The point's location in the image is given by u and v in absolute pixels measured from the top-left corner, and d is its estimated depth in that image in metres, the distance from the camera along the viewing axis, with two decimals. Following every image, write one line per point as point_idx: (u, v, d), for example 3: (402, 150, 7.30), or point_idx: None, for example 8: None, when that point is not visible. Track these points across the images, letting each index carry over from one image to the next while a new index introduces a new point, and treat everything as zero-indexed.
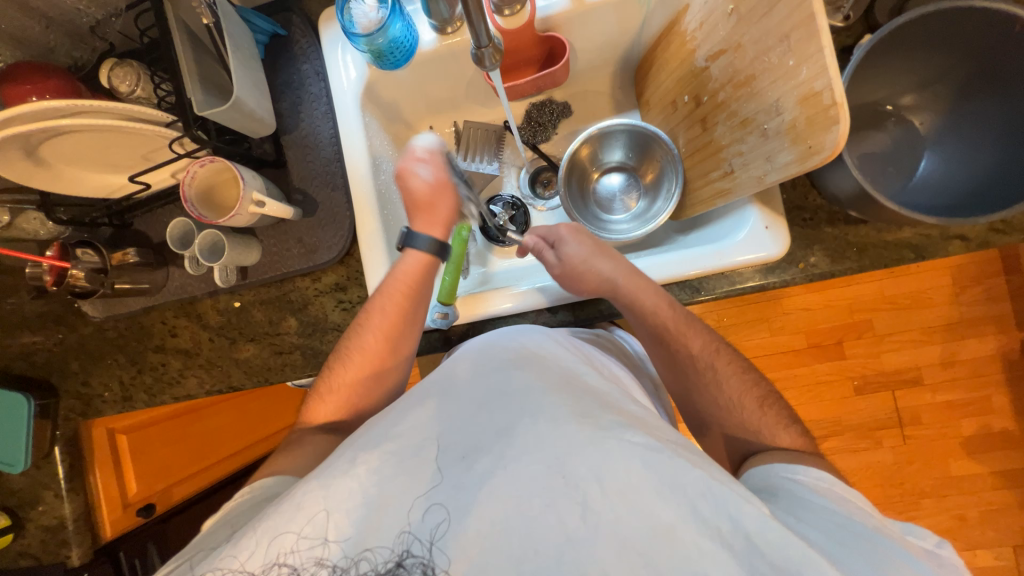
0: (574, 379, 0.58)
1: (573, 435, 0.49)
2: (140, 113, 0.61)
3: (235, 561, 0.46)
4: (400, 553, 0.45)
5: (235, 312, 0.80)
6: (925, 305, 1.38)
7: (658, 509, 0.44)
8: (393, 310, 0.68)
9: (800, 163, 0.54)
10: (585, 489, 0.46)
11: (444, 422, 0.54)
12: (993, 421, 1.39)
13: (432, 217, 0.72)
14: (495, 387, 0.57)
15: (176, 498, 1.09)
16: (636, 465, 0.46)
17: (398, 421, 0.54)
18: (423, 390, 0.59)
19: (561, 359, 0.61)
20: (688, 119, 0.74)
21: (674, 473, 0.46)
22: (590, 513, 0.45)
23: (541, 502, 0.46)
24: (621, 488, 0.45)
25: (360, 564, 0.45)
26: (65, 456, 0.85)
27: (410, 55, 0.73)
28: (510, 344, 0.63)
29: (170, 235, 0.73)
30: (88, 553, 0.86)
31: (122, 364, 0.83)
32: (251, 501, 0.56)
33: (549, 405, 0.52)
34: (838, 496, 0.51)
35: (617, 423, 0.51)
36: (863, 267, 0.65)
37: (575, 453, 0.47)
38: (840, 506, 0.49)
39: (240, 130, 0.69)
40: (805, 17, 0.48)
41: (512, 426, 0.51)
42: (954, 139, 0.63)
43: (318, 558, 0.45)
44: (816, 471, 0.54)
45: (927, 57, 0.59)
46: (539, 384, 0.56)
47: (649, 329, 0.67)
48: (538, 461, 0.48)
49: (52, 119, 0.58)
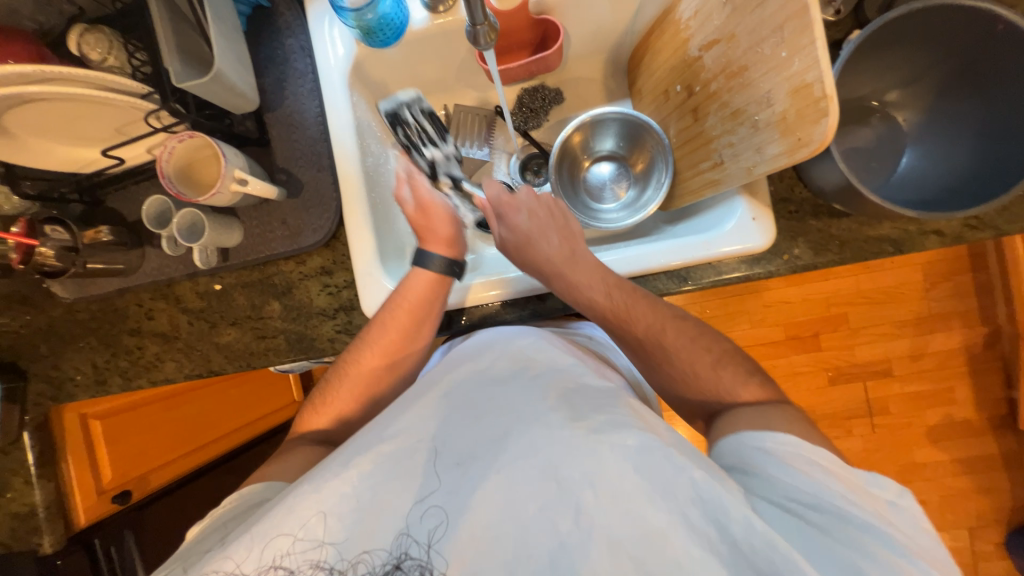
0: (570, 379, 0.59)
1: (565, 438, 0.51)
2: (113, 83, 0.58)
3: (231, 563, 0.47)
4: (399, 555, 0.48)
5: (216, 295, 0.77)
6: (897, 299, 1.43)
7: (650, 513, 0.46)
8: (397, 331, 0.69)
9: (789, 155, 0.55)
10: (578, 494, 0.48)
11: (440, 425, 0.56)
12: (955, 411, 1.45)
13: (442, 236, 0.74)
14: (490, 394, 0.59)
15: (153, 484, 1.03)
16: (628, 471, 0.48)
17: (394, 424, 0.56)
18: (415, 395, 0.61)
19: (553, 356, 0.63)
20: (680, 109, 0.74)
21: (665, 479, 0.48)
22: (582, 517, 0.47)
23: (535, 507, 0.49)
24: (613, 492, 0.48)
25: (359, 566, 0.48)
26: (34, 442, 0.82)
27: (401, 33, 0.71)
28: (505, 348, 0.64)
29: (146, 213, 0.70)
30: (60, 540, 0.84)
31: (95, 347, 0.81)
32: (247, 499, 0.58)
33: (544, 410, 0.54)
34: (806, 465, 0.51)
35: (609, 424, 0.52)
36: (844, 260, 0.67)
37: (570, 458, 0.50)
38: (805, 476, 0.50)
39: (219, 104, 0.65)
40: (799, 8, 0.48)
41: (507, 433, 0.54)
42: (935, 136, 0.64)
43: (316, 561, 0.48)
44: (784, 436, 0.54)
45: (913, 55, 0.61)
46: (533, 387, 0.58)
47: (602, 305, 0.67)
48: (533, 466, 0.50)
49: (17, 86, 0.55)
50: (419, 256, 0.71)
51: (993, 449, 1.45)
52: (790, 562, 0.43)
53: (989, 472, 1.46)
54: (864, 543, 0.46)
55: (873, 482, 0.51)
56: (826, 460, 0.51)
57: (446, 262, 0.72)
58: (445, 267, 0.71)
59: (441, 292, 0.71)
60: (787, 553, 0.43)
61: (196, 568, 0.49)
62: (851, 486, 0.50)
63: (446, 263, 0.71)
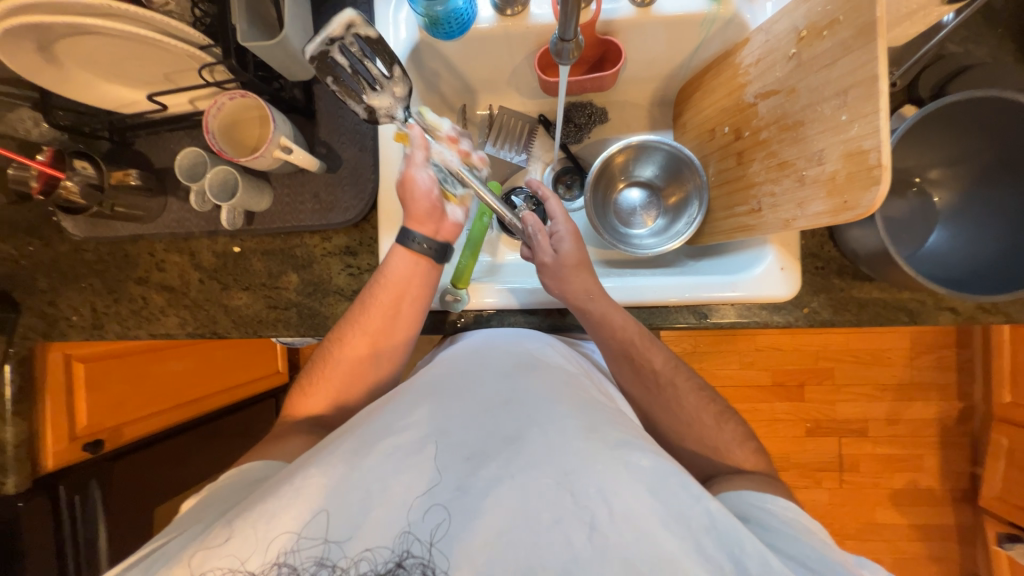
0: (577, 390, 0.61)
1: (580, 450, 0.52)
2: (176, 28, 0.57)
3: (234, 560, 0.46)
4: (400, 553, 0.46)
5: (233, 258, 0.76)
6: (884, 363, 1.47)
7: (663, 538, 0.46)
8: (379, 312, 0.66)
9: (832, 216, 0.56)
10: (593, 510, 0.48)
11: (450, 420, 0.56)
12: (920, 478, 1.50)
13: (415, 214, 0.66)
14: (500, 393, 0.59)
15: (125, 438, 0.99)
16: (642, 491, 0.49)
17: (402, 416, 0.56)
18: (424, 389, 0.61)
19: (561, 366, 0.65)
20: (723, 150, 0.75)
21: (679, 504, 0.48)
22: (597, 534, 0.47)
23: (549, 518, 0.48)
24: (628, 513, 0.48)
25: (360, 564, 0.46)
26: (16, 377, 0.78)
27: (465, 29, 0.71)
28: (514, 347, 0.66)
29: (178, 164, 0.68)
30: (23, 482, 0.80)
31: (98, 290, 0.78)
32: (238, 483, 0.57)
33: (559, 415, 0.55)
34: (802, 527, 0.52)
35: (623, 441, 0.53)
36: (861, 322, 0.69)
37: (585, 471, 0.50)
38: (805, 537, 0.50)
39: (275, 68, 0.64)
40: (868, 76, 0.50)
41: (520, 435, 0.54)
42: (963, 218, 0.67)
43: (318, 558, 0.46)
44: (783, 500, 0.55)
45: (955, 137, 0.64)
46: (545, 393, 0.59)
47: (606, 348, 0.68)
48: (547, 474, 0.50)
49: (78, 16, 0.53)
50: (399, 232, 0.67)
51: (951, 521, 1.50)
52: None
53: (943, 542, 1.51)
54: None
55: (861, 563, 0.52)
56: (818, 530, 0.53)
57: (426, 243, 0.67)
58: (430, 250, 0.67)
59: (425, 275, 0.68)
60: None
61: (191, 564, 0.46)
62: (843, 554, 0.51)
63: (428, 244, 0.67)
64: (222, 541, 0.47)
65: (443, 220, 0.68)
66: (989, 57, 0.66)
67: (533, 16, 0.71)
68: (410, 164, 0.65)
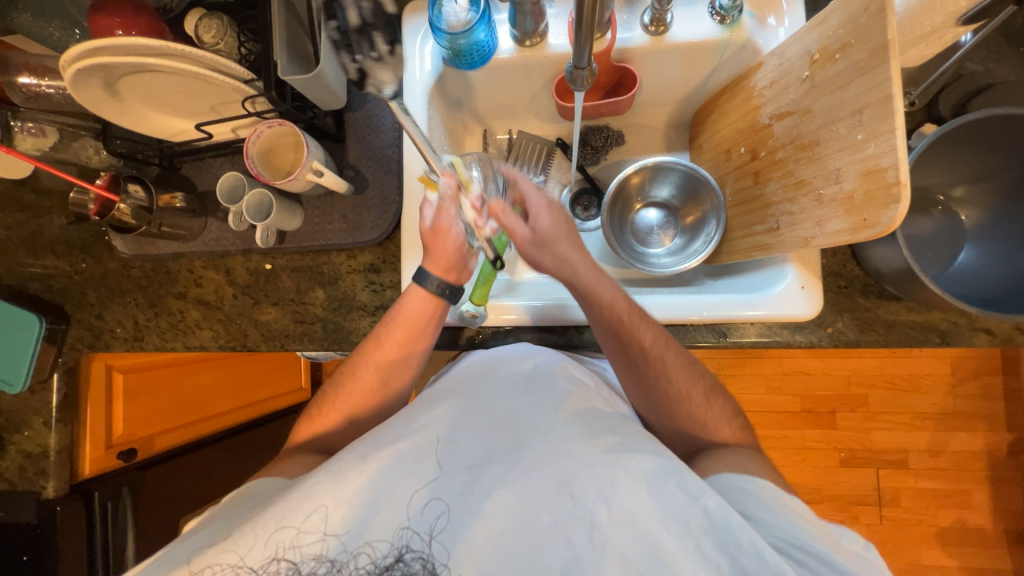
0: (583, 400, 0.60)
1: (583, 455, 0.52)
2: (224, 65, 0.63)
3: (233, 556, 0.47)
4: (400, 547, 0.48)
5: (265, 274, 0.80)
6: (922, 390, 1.40)
7: (661, 536, 0.46)
8: (392, 347, 0.69)
9: (851, 233, 0.55)
10: (590, 509, 0.49)
11: (456, 427, 0.57)
12: (969, 516, 1.39)
13: (440, 261, 0.69)
14: (506, 403, 0.60)
15: (156, 448, 1.04)
16: (642, 494, 0.48)
17: (409, 423, 0.57)
18: (433, 397, 0.62)
19: (570, 374, 0.64)
20: (740, 170, 0.76)
21: (676, 506, 0.47)
22: (596, 533, 0.48)
23: (550, 519, 0.49)
24: (627, 513, 0.48)
25: (359, 558, 0.48)
26: (61, 385, 0.84)
27: (486, 59, 0.75)
28: (523, 360, 0.65)
29: (219, 187, 0.73)
30: (62, 487, 0.84)
31: (140, 304, 0.84)
32: (242, 498, 0.58)
33: (560, 423, 0.56)
34: (776, 501, 0.51)
35: (626, 445, 0.53)
36: (888, 342, 0.67)
37: (585, 474, 0.50)
38: (782, 518, 0.49)
39: (311, 98, 0.69)
40: (882, 97, 0.51)
41: (523, 441, 0.55)
42: (995, 237, 0.65)
43: (318, 554, 0.47)
44: (756, 478, 0.53)
45: (980, 156, 0.63)
46: (550, 403, 0.59)
47: (599, 323, 0.65)
48: (547, 477, 0.51)
49: (138, 57, 0.59)
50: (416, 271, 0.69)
51: (1006, 565, 1.38)
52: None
53: None
54: None
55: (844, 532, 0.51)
56: (795, 503, 0.51)
57: (440, 285, 0.69)
58: (441, 289, 0.69)
59: (435, 313, 0.70)
60: None
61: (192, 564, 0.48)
62: (825, 533, 0.48)
63: (440, 285, 0.68)
64: (222, 543, 0.48)
65: (465, 268, 0.71)
66: (1013, 75, 0.66)
67: (551, 47, 0.75)
68: (444, 207, 0.67)
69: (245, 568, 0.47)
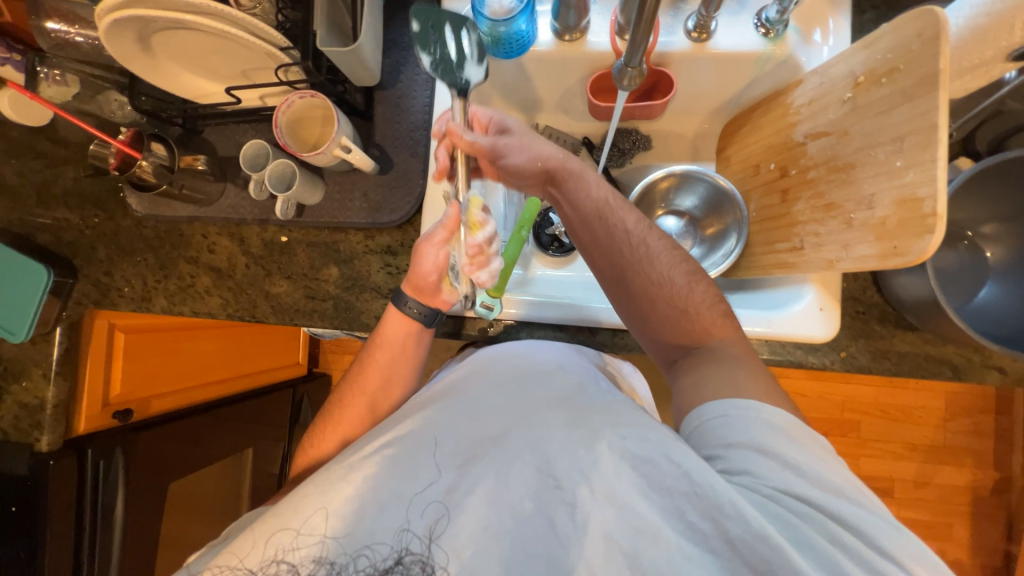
0: (574, 389, 0.59)
1: (563, 437, 0.51)
2: (261, 30, 0.61)
3: (235, 558, 0.48)
4: (400, 550, 0.48)
5: (279, 247, 0.79)
6: (915, 422, 1.41)
7: (643, 508, 0.45)
8: (376, 369, 0.70)
9: (878, 260, 0.55)
10: (575, 490, 0.48)
11: (440, 425, 0.56)
12: (948, 550, 1.41)
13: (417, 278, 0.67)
14: (494, 399, 0.59)
15: (152, 411, 1.03)
16: (624, 469, 0.47)
17: (396, 425, 0.57)
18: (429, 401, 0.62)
19: (564, 368, 0.62)
20: (767, 186, 0.75)
21: (659, 476, 0.45)
22: (579, 513, 0.47)
23: (532, 504, 0.49)
24: (610, 490, 0.47)
25: (359, 560, 0.47)
26: (63, 339, 0.83)
27: (523, 50, 0.74)
28: (511, 358, 0.64)
29: (243, 153, 0.72)
30: (56, 441, 0.84)
31: (150, 265, 0.83)
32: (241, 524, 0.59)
33: (544, 412, 0.55)
34: (766, 429, 0.48)
35: (607, 424, 0.51)
36: (901, 372, 0.67)
37: (565, 455, 0.50)
38: (764, 444, 0.47)
39: (345, 72, 0.68)
40: (927, 125, 0.50)
41: (506, 432, 0.54)
42: (1018, 276, 0.65)
43: (316, 556, 0.47)
44: (745, 401, 0.50)
45: (1012, 194, 0.63)
46: (540, 395, 0.58)
47: (577, 209, 0.65)
48: (529, 464, 0.50)
49: (177, 13, 0.58)
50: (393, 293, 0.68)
51: None
52: (780, 555, 0.40)
53: None
54: (839, 542, 0.42)
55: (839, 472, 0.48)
56: (787, 424, 0.48)
57: (418, 309, 0.68)
58: (419, 313, 0.68)
59: (417, 334, 0.70)
60: (783, 552, 0.40)
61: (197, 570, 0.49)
62: (810, 450, 0.47)
63: (420, 309, 0.67)
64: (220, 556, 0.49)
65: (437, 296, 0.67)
66: None
67: (590, 44, 0.74)
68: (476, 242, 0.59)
69: (243, 569, 0.48)
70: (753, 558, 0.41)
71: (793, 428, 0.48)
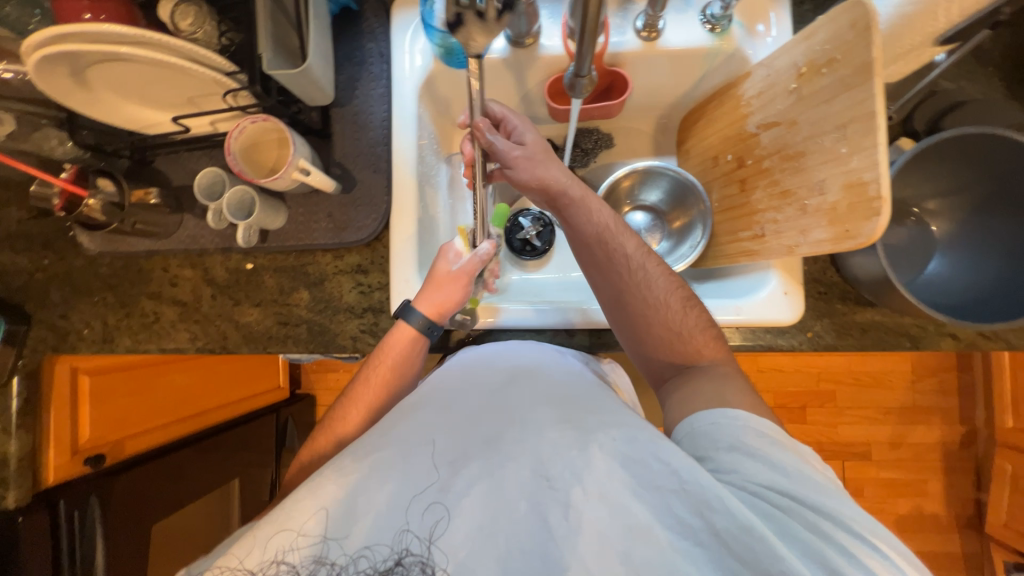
0: (561, 386, 0.59)
1: (555, 438, 0.51)
2: (203, 56, 0.59)
3: (234, 559, 0.46)
4: (399, 551, 0.46)
5: (246, 274, 0.77)
6: (886, 386, 1.48)
7: (634, 506, 0.46)
8: (378, 389, 0.66)
9: (833, 243, 0.57)
10: (568, 491, 0.47)
11: (434, 428, 0.54)
12: (925, 504, 1.48)
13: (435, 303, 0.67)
14: (485, 401, 0.58)
15: (127, 453, 0.98)
16: (614, 468, 0.48)
17: (389, 429, 0.55)
18: (415, 403, 0.59)
19: (551, 369, 0.62)
20: (726, 177, 0.77)
21: (649, 472, 0.47)
22: (571, 512, 0.47)
23: (526, 505, 0.48)
24: (601, 489, 0.47)
25: (359, 561, 0.46)
26: (22, 390, 0.79)
27: (478, 58, 0.74)
28: (495, 365, 0.64)
29: (197, 182, 0.69)
30: (24, 496, 0.80)
31: (110, 304, 0.79)
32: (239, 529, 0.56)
33: (535, 412, 0.55)
34: (753, 430, 0.50)
35: (599, 426, 0.52)
36: (864, 346, 0.70)
37: (559, 457, 0.49)
38: (758, 449, 0.49)
39: (297, 93, 0.67)
40: (866, 112, 0.53)
41: (499, 434, 0.53)
42: (961, 247, 0.69)
43: (317, 556, 0.46)
44: (734, 411, 0.53)
45: (954, 169, 0.66)
46: (529, 396, 0.57)
47: (577, 233, 0.68)
48: (524, 467, 0.50)
49: (110, 45, 0.56)
50: (403, 307, 0.67)
51: (958, 548, 1.48)
52: (767, 549, 0.42)
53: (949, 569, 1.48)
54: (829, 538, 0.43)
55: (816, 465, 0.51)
56: (771, 429, 0.51)
57: (427, 322, 0.67)
58: (427, 327, 0.67)
59: (419, 348, 0.68)
60: (769, 544, 0.42)
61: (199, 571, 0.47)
62: (795, 451, 0.50)
63: (428, 323, 0.67)
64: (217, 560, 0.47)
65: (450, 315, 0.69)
66: (981, 93, 0.69)
67: (543, 49, 0.75)
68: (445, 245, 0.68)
69: (243, 570, 0.45)
70: (739, 547, 0.42)
71: (780, 437, 0.50)
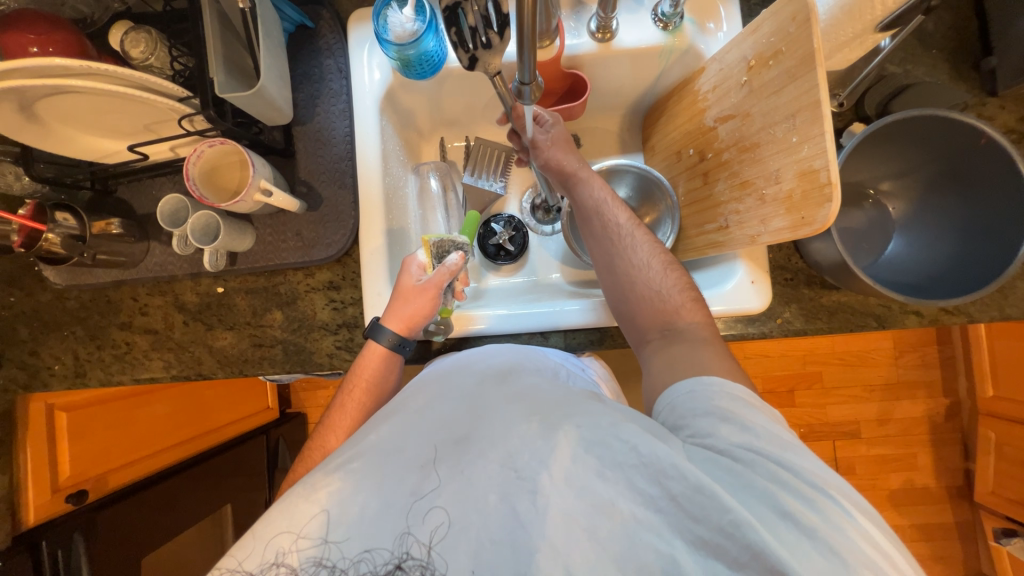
0: (529, 380, 0.59)
1: (521, 429, 0.50)
2: (153, 83, 0.59)
3: (233, 561, 0.47)
4: (400, 555, 0.46)
5: (217, 298, 0.77)
6: (869, 364, 1.50)
7: (601, 487, 0.45)
8: (354, 410, 0.65)
9: (792, 230, 0.58)
10: (535, 478, 0.47)
11: (402, 432, 0.54)
12: (916, 477, 1.51)
13: (402, 317, 0.67)
14: (452, 402, 0.58)
15: (111, 487, 0.97)
16: (577, 452, 0.47)
17: (364, 436, 0.55)
18: (384, 414, 0.59)
19: (520, 365, 0.62)
20: (690, 171, 0.78)
21: (612, 453, 0.46)
22: (540, 498, 0.46)
23: (496, 497, 0.47)
24: (567, 473, 0.46)
25: (360, 564, 0.45)
26: None
27: (436, 69, 0.73)
28: (471, 369, 0.63)
29: (160, 210, 0.69)
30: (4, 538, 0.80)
31: (80, 338, 0.78)
32: None
33: (501, 409, 0.54)
34: (729, 397, 0.51)
35: (563, 414, 0.51)
36: (833, 329, 0.71)
37: (525, 448, 0.49)
38: (734, 416, 0.49)
39: (255, 115, 0.68)
40: (812, 101, 0.53)
41: (467, 434, 0.52)
42: (918, 226, 0.71)
43: (317, 558, 0.46)
44: (710, 376, 0.54)
45: (906, 150, 0.68)
46: (496, 394, 0.57)
47: (580, 206, 0.73)
48: (492, 461, 0.49)
49: (57, 78, 0.55)
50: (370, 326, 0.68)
51: (950, 518, 1.51)
52: (733, 513, 0.41)
53: (943, 540, 1.51)
54: (805, 496, 0.43)
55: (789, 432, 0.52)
56: (744, 393, 0.52)
57: (394, 338, 0.67)
58: (396, 343, 0.67)
59: (392, 365, 0.68)
60: (735, 507, 0.41)
61: None
62: (771, 415, 0.50)
63: (397, 339, 0.67)
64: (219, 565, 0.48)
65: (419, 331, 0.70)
66: (927, 75, 0.71)
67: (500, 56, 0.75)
68: (409, 258, 0.69)
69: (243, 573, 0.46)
70: (717, 517, 0.41)
71: (755, 400, 0.51)
